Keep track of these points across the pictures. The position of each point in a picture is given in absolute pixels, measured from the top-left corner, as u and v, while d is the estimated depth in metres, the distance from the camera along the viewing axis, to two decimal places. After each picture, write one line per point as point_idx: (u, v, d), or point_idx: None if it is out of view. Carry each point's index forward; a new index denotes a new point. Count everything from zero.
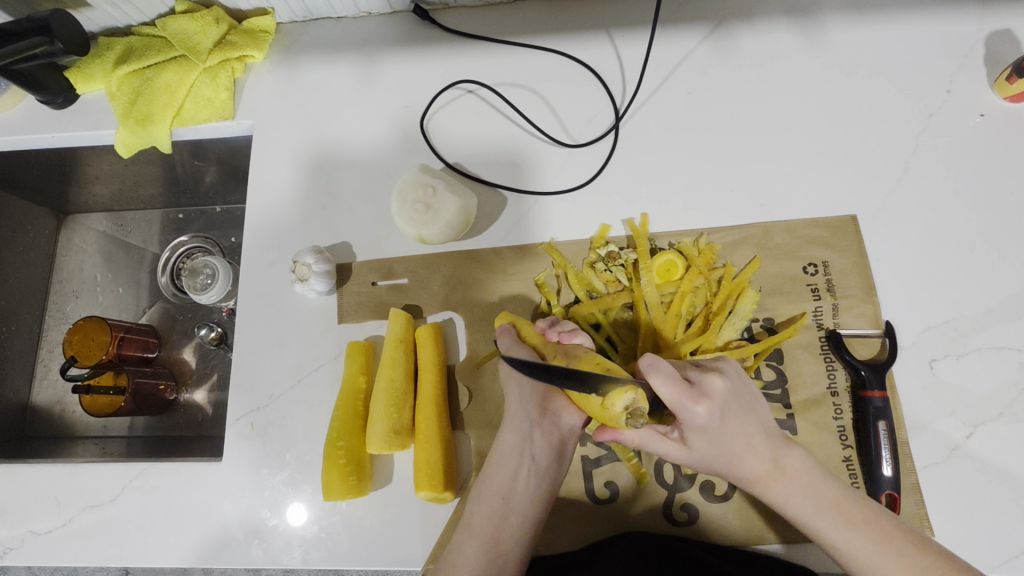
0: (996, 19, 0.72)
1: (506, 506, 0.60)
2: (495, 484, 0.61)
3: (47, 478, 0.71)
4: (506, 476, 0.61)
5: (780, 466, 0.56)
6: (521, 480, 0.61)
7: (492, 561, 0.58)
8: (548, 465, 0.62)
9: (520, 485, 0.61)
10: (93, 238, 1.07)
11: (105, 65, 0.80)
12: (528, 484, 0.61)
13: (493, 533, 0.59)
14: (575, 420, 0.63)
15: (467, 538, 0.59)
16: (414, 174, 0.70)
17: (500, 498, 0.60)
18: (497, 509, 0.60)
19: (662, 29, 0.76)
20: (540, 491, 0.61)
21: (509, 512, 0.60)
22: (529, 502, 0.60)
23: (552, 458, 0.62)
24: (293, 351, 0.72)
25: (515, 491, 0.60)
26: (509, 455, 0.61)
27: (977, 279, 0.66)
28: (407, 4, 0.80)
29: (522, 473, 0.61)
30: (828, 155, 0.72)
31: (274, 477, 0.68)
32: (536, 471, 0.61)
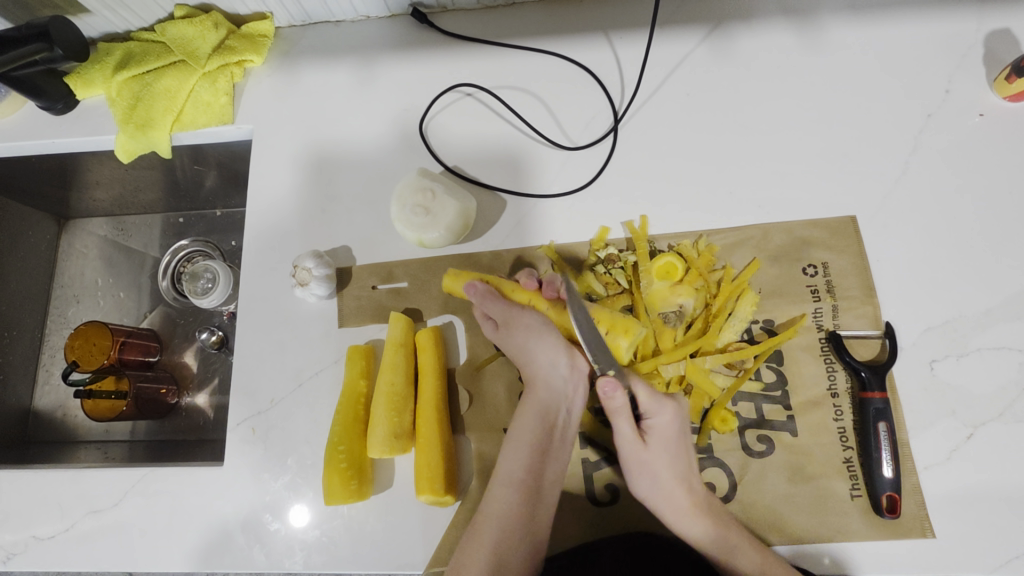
0: (994, 19, 0.72)
1: (547, 454, 0.63)
2: (533, 435, 0.63)
3: (50, 483, 0.71)
4: (543, 429, 0.63)
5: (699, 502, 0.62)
6: (558, 431, 0.65)
7: (534, 505, 0.61)
8: (575, 415, 0.68)
9: (557, 433, 0.65)
10: (94, 242, 1.07)
11: (105, 71, 0.80)
12: (563, 433, 0.65)
13: (533, 480, 0.62)
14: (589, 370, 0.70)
15: (504, 486, 0.61)
16: (413, 177, 0.70)
17: (537, 450, 0.62)
18: (534, 458, 0.62)
19: (661, 31, 0.76)
20: (570, 439, 0.66)
21: (550, 460, 0.63)
22: (563, 451, 0.65)
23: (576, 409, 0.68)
24: (294, 356, 0.72)
25: (554, 442, 0.64)
26: (547, 407, 0.65)
27: (977, 279, 0.66)
28: (405, 7, 0.80)
29: (558, 425, 0.65)
30: (827, 156, 0.72)
31: (276, 481, 0.68)
32: (568, 422, 0.66)
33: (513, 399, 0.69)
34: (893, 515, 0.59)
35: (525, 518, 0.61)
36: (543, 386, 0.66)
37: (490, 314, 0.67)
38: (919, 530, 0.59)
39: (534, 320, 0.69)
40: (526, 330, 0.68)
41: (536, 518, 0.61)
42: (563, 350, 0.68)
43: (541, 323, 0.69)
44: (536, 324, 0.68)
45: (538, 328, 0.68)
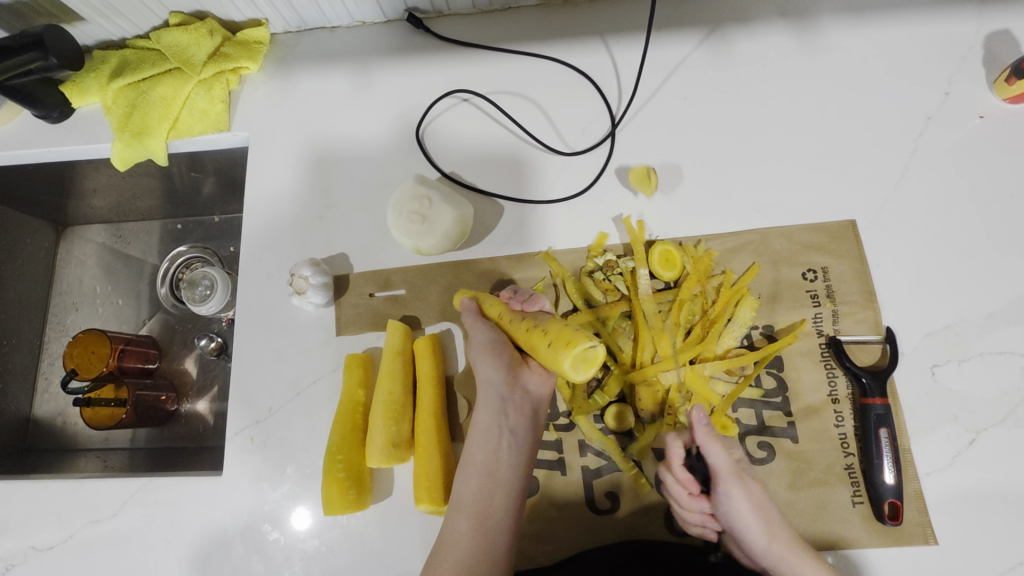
0: (994, 19, 0.71)
1: (492, 479, 0.62)
2: (478, 457, 0.63)
3: (49, 493, 0.71)
4: (487, 452, 0.63)
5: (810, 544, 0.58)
6: (505, 452, 0.64)
7: (486, 533, 0.60)
8: (525, 434, 0.65)
9: (501, 458, 0.63)
10: (93, 249, 1.07)
11: (100, 79, 0.80)
12: (511, 454, 0.64)
13: (483, 505, 0.61)
14: (540, 385, 0.67)
15: (457, 515, 0.61)
16: (410, 185, 0.70)
17: (483, 474, 0.63)
18: (483, 482, 0.62)
19: (658, 34, 0.76)
20: (522, 459, 0.64)
21: (496, 483, 0.62)
22: (513, 473, 0.63)
23: (526, 429, 0.65)
24: (293, 364, 0.71)
25: (500, 463, 0.63)
26: (490, 429, 0.64)
27: (979, 283, 0.66)
28: (401, 13, 0.79)
29: (502, 446, 0.64)
30: (827, 159, 0.71)
31: (275, 490, 0.68)
32: (516, 442, 0.64)
33: None
34: (895, 522, 0.59)
35: (476, 548, 0.60)
36: (484, 408, 0.65)
37: (467, 320, 0.67)
38: (922, 537, 0.59)
39: (489, 335, 0.66)
40: (472, 351, 0.67)
41: (490, 545, 0.60)
42: (506, 367, 0.66)
43: (484, 340, 0.66)
44: (479, 340, 0.66)
45: (481, 345, 0.67)
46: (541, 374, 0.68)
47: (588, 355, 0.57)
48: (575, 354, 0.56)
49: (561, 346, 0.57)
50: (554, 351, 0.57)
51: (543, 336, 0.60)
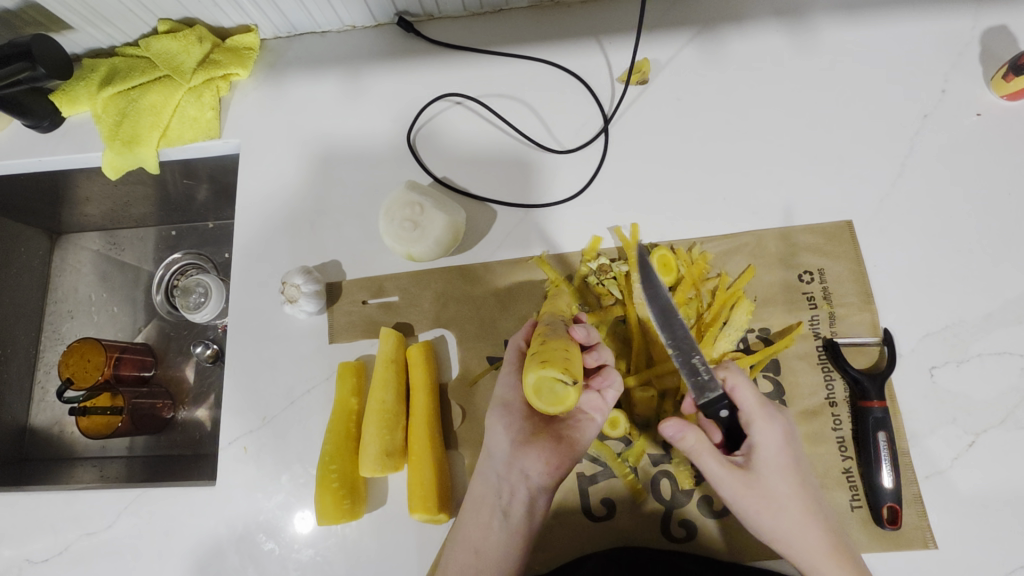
0: (990, 16, 0.70)
1: (479, 559, 0.58)
2: (467, 530, 0.60)
3: (44, 504, 0.70)
4: (477, 527, 0.60)
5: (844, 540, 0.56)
6: (495, 532, 0.59)
7: None
8: (520, 518, 0.60)
9: (493, 539, 0.59)
10: (87, 257, 1.06)
11: (91, 88, 0.79)
12: (504, 535, 0.59)
13: None
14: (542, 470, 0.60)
15: None
16: (401, 191, 0.69)
17: (472, 551, 0.59)
18: (471, 560, 0.59)
19: (651, 35, 0.75)
20: (510, 547, 0.59)
21: (481, 563, 0.58)
22: (499, 557, 0.58)
23: (522, 513, 0.60)
24: (286, 373, 0.71)
25: (488, 544, 0.59)
26: (482, 500, 0.60)
27: (976, 283, 0.65)
28: (391, 16, 0.79)
29: (493, 525, 0.59)
30: (822, 159, 0.70)
31: (269, 500, 0.68)
32: (508, 525, 0.59)
33: None
34: (894, 526, 0.58)
35: None
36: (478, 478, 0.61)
37: (506, 361, 0.63)
38: (921, 540, 0.58)
39: (504, 397, 0.62)
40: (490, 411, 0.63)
41: None
42: (512, 439, 0.61)
43: (501, 399, 0.63)
44: (499, 397, 0.63)
45: (499, 400, 0.63)
46: (548, 460, 0.60)
47: (554, 387, 0.54)
48: (541, 377, 0.54)
49: (534, 364, 0.54)
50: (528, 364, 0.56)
51: (536, 344, 0.57)
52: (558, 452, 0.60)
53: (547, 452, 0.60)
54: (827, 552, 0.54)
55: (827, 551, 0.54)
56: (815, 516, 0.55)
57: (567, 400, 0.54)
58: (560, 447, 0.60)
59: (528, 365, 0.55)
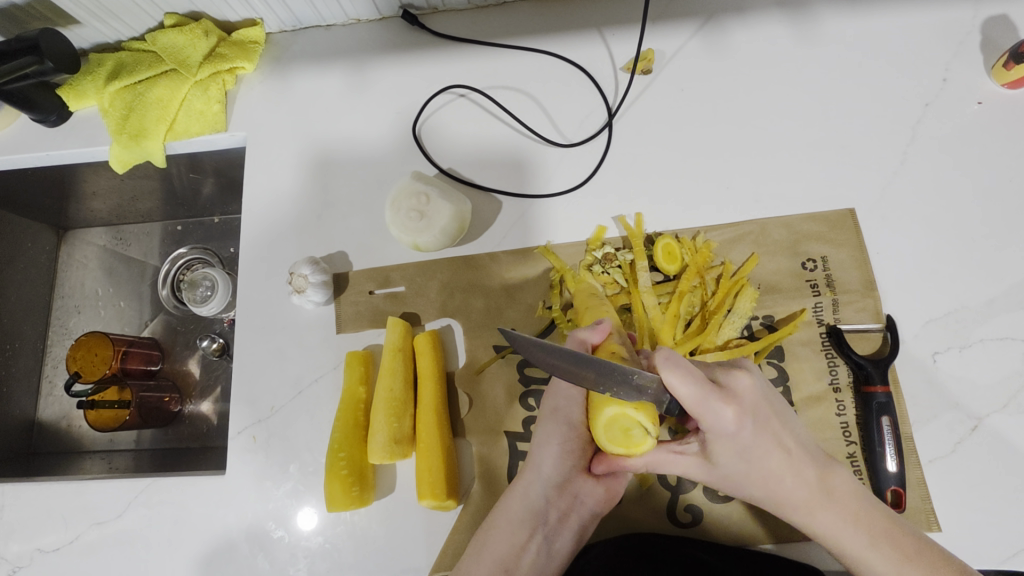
0: (991, 5, 0.71)
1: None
2: (501, 550, 0.58)
3: (55, 495, 0.71)
4: (510, 546, 0.58)
5: (828, 486, 0.54)
6: (531, 552, 0.59)
7: None
8: (561, 543, 0.60)
9: (526, 557, 0.58)
10: (94, 252, 1.07)
11: (97, 82, 0.80)
12: (537, 557, 0.59)
13: None
14: (594, 503, 0.61)
15: None
16: (407, 182, 0.70)
17: (499, 567, 0.57)
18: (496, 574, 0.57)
19: (653, 26, 0.76)
20: (546, 568, 0.59)
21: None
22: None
23: (565, 535, 0.60)
24: (294, 363, 0.72)
25: (521, 565, 0.58)
26: (523, 522, 0.59)
27: (978, 269, 0.65)
28: (396, 9, 0.79)
29: (531, 546, 0.59)
30: (824, 148, 0.71)
31: (278, 488, 0.68)
32: (546, 547, 0.60)
33: (513, 400, 0.68)
34: (898, 509, 0.58)
35: None
36: (522, 501, 0.59)
37: None
38: (926, 522, 0.58)
39: (569, 419, 0.60)
40: (543, 426, 0.61)
41: None
42: (568, 463, 0.60)
43: (565, 417, 0.60)
44: (558, 414, 0.60)
45: (556, 418, 0.61)
46: (600, 492, 0.61)
47: (630, 430, 0.51)
48: (624, 416, 0.51)
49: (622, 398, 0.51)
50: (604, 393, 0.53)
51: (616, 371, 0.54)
52: (613, 481, 0.62)
53: (604, 480, 0.61)
54: (806, 505, 0.54)
55: (805, 504, 0.54)
56: (788, 476, 0.53)
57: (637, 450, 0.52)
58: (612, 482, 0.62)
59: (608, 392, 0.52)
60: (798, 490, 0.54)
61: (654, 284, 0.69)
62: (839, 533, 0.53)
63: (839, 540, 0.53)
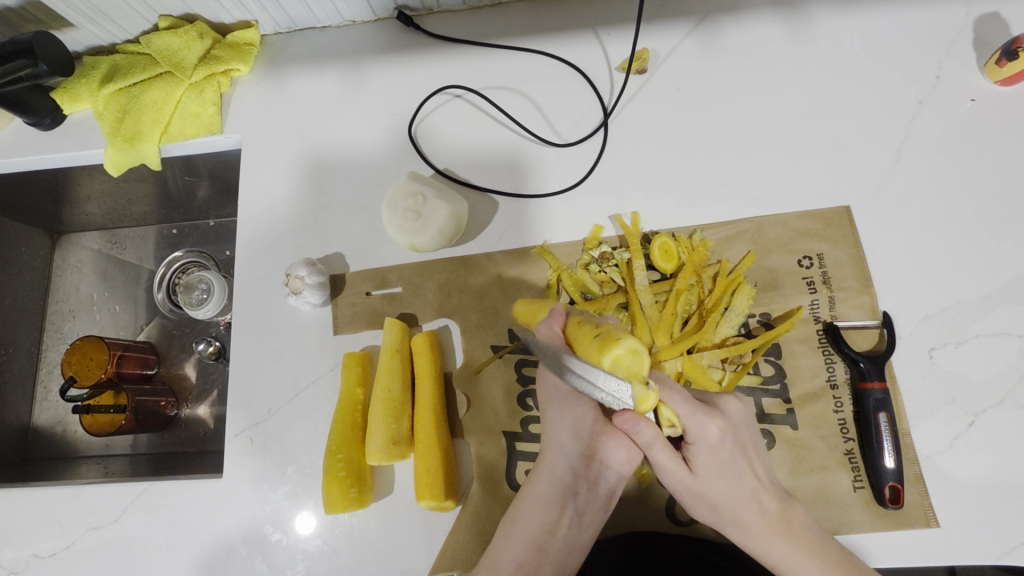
0: (983, 3, 0.71)
1: (541, 553, 0.58)
2: (531, 529, 0.58)
3: (50, 500, 0.70)
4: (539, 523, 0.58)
5: (787, 520, 0.56)
6: (563, 527, 0.59)
7: None
8: (594, 512, 0.60)
9: (560, 531, 0.59)
10: (88, 256, 1.06)
11: (92, 85, 0.79)
12: (571, 529, 0.59)
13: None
14: (623, 464, 0.58)
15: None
16: (404, 182, 0.70)
17: (531, 547, 0.57)
18: (529, 555, 0.57)
19: (648, 26, 0.76)
20: (581, 539, 0.59)
21: (548, 561, 0.58)
22: (569, 550, 0.59)
23: (596, 505, 0.60)
24: (291, 365, 0.71)
25: (554, 540, 0.58)
26: (550, 500, 0.59)
27: (973, 265, 0.66)
28: (391, 11, 0.79)
29: (562, 521, 0.59)
30: (819, 146, 0.71)
31: (276, 491, 0.68)
32: (580, 521, 0.59)
33: (511, 400, 0.68)
34: (896, 506, 0.58)
35: None
36: (545, 479, 0.60)
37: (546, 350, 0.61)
38: (923, 520, 0.58)
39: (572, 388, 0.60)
40: (549, 402, 0.62)
41: None
42: (582, 433, 0.59)
43: (568, 394, 0.61)
44: (561, 391, 0.61)
45: (560, 396, 0.61)
46: (629, 452, 0.58)
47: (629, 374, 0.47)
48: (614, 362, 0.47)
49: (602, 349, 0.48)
50: (593, 346, 0.48)
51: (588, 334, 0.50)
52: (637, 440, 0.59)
53: (625, 440, 0.58)
54: (763, 534, 0.56)
55: (762, 534, 0.56)
56: (753, 503, 0.56)
57: (638, 399, 0.47)
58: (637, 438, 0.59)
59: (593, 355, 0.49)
60: (757, 519, 0.56)
61: (652, 282, 0.69)
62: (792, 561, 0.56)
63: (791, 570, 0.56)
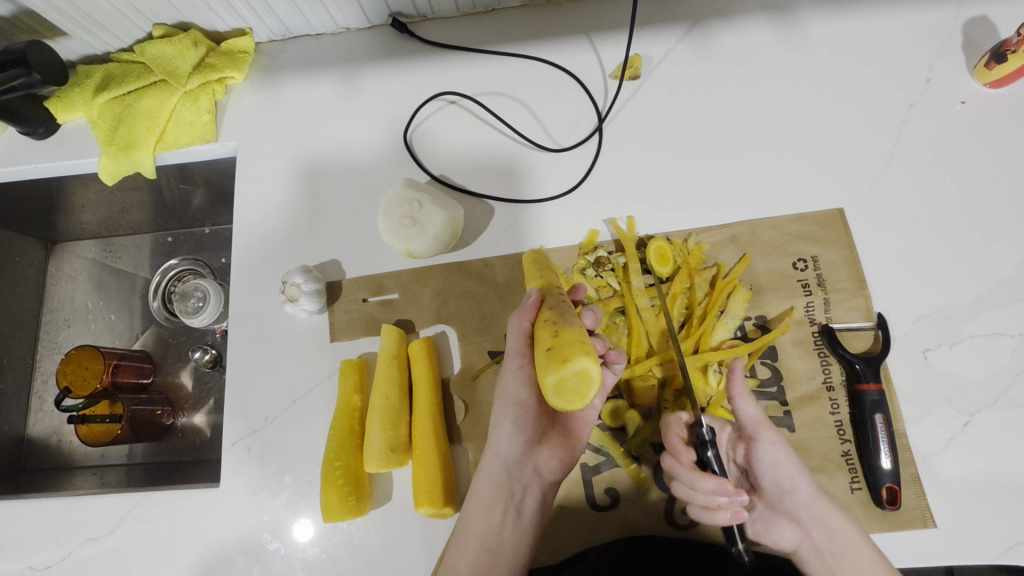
0: (972, 6, 0.72)
1: (491, 555, 0.59)
2: (478, 531, 0.60)
3: (45, 512, 0.70)
4: (484, 525, 0.60)
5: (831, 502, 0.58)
6: (508, 528, 0.61)
7: None
8: (533, 513, 0.62)
9: (506, 533, 0.60)
10: (83, 265, 1.06)
11: (85, 94, 0.80)
12: (515, 530, 0.61)
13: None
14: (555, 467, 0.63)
15: None
16: (399, 189, 0.70)
17: (483, 548, 0.59)
18: (481, 557, 0.59)
19: (641, 31, 0.76)
20: (525, 540, 0.61)
21: (498, 563, 0.59)
22: (515, 550, 0.60)
23: (534, 507, 0.62)
24: (288, 373, 0.71)
25: (503, 541, 0.60)
26: (495, 503, 0.61)
27: (966, 266, 0.66)
28: (385, 18, 0.79)
29: (507, 521, 0.61)
30: (812, 149, 0.72)
31: (274, 500, 0.68)
32: (521, 523, 0.62)
33: None
34: (893, 507, 0.59)
35: None
36: (488, 481, 0.61)
37: (512, 351, 0.61)
38: (920, 520, 0.59)
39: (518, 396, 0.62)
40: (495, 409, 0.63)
41: None
42: (524, 441, 0.62)
43: (514, 400, 0.62)
44: (509, 397, 0.62)
45: (509, 402, 0.62)
46: (559, 456, 0.63)
47: (575, 385, 0.51)
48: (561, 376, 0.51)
49: (552, 363, 0.52)
50: (548, 359, 0.52)
51: (545, 339, 0.54)
52: (570, 446, 0.64)
53: (561, 446, 0.63)
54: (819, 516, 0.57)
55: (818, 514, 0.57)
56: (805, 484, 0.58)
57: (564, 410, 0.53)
58: (570, 442, 0.64)
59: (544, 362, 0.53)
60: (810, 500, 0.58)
61: (647, 287, 0.68)
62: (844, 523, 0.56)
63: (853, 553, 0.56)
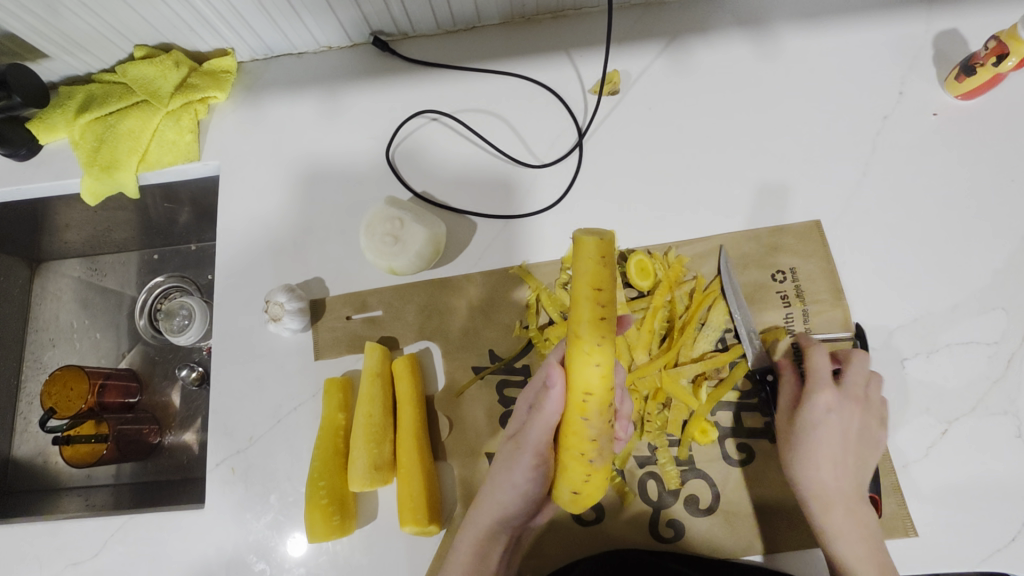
0: (942, 20, 0.74)
1: None
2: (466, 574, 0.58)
3: (28, 537, 0.69)
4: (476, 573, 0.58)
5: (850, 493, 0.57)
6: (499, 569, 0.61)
7: None
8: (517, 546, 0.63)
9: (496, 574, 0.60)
10: (68, 284, 1.05)
11: (67, 115, 0.79)
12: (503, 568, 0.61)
13: None
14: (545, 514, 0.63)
15: None
16: (381, 207, 0.71)
17: None
18: None
19: (619, 47, 0.77)
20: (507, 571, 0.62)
21: None
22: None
23: (519, 541, 0.63)
24: (272, 392, 0.71)
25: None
26: (487, 549, 0.59)
27: (941, 275, 0.67)
28: (366, 36, 0.80)
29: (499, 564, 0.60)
30: (790, 162, 0.72)
31: (259, 520, 0.67)
32: (508, 558, 0.62)
33: (494, 422, 0.68)
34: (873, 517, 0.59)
35: None
36: (475, 532, 0.59)
37: (530, 443, 0.56)
38: (901, 529, 0.60)
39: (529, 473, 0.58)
40: (498, 474, 0.59)
41: None
42: (526, 505, 0.59)
43: (519, 486, 0.58)
44: (518, 490, 0.58)
45: (515, 493, 0.58)
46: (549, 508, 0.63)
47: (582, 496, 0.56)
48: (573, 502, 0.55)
49: (574, 500, 0.54)
50: (575, 493, 0.53)
51: (577, 474, 0.51)
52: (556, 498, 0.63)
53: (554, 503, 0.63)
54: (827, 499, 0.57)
55: (827, 498, 0.57)
56: (835, 469, 0.58)
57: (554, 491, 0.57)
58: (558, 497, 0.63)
59: (563, 486, 0.53)
60: (829, 482, 0.57)
61: (629, 300, 0.70)
62: (844, 536, 0.56)
63: (841, 543, 0.56)
